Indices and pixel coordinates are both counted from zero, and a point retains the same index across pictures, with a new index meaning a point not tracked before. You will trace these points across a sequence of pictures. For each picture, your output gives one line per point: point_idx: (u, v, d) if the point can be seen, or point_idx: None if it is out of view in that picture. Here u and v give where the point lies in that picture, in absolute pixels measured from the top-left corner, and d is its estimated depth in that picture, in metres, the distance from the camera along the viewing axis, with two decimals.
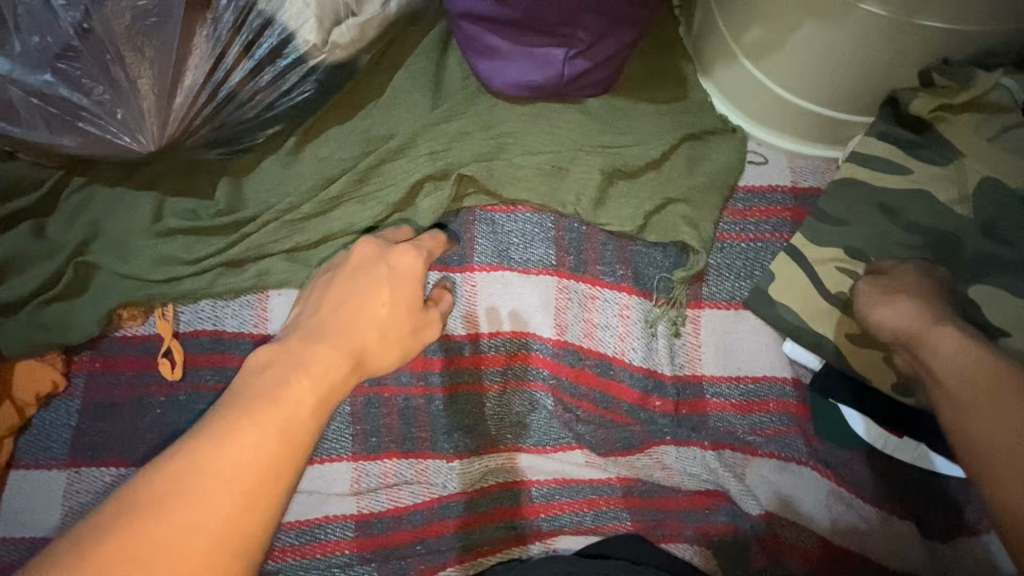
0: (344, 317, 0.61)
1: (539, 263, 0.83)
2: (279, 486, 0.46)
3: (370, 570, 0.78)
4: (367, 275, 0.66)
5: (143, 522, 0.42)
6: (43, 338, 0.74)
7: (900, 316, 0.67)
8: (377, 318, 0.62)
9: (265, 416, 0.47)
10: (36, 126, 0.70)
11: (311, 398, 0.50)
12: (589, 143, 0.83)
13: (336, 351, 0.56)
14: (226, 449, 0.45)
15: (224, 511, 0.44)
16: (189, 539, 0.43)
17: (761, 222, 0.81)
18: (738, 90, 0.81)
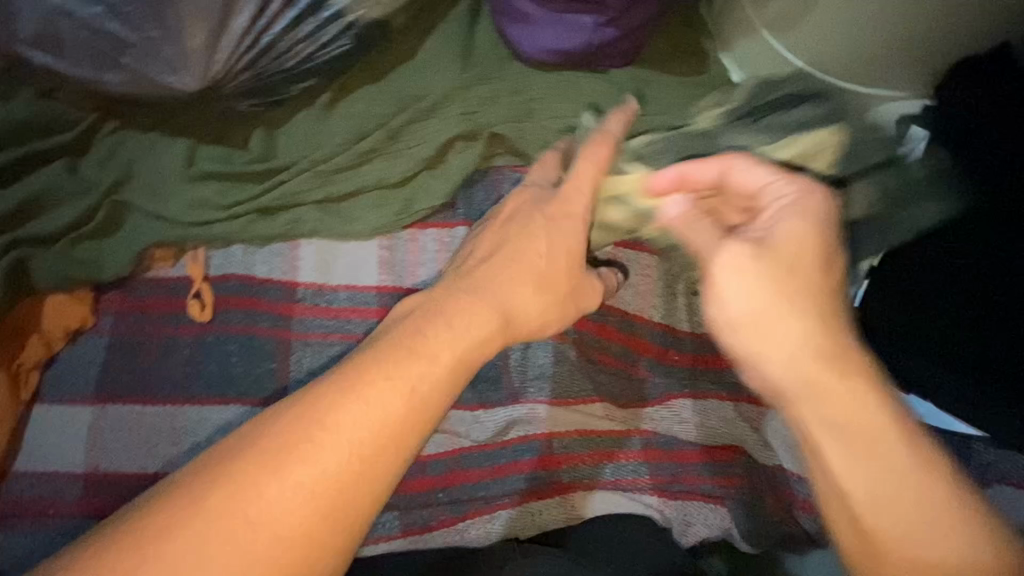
0: (515, 272, 0.67)
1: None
2: (387, 457, 0.51)
3: (392, 517, 0.78)
4: (541, 229, 0.70)
5: (284, 447, 0.50)
6: (75, 273, 0.75)
7: (789, 359, 0.57)
8: (543, 273, 0.68)
9: (398, 380, 0.54)
10: (81, 62, 0.71)
11: (453, 351, 0.58)
12: (613, 110, 0.86)
13: (494, 308, 0.64)
14: (353, 403, 0.52)
15: (340, 463, 0.49)
16: (311, 483, 0.48)
17: None
18: (760, 63, 0.84)
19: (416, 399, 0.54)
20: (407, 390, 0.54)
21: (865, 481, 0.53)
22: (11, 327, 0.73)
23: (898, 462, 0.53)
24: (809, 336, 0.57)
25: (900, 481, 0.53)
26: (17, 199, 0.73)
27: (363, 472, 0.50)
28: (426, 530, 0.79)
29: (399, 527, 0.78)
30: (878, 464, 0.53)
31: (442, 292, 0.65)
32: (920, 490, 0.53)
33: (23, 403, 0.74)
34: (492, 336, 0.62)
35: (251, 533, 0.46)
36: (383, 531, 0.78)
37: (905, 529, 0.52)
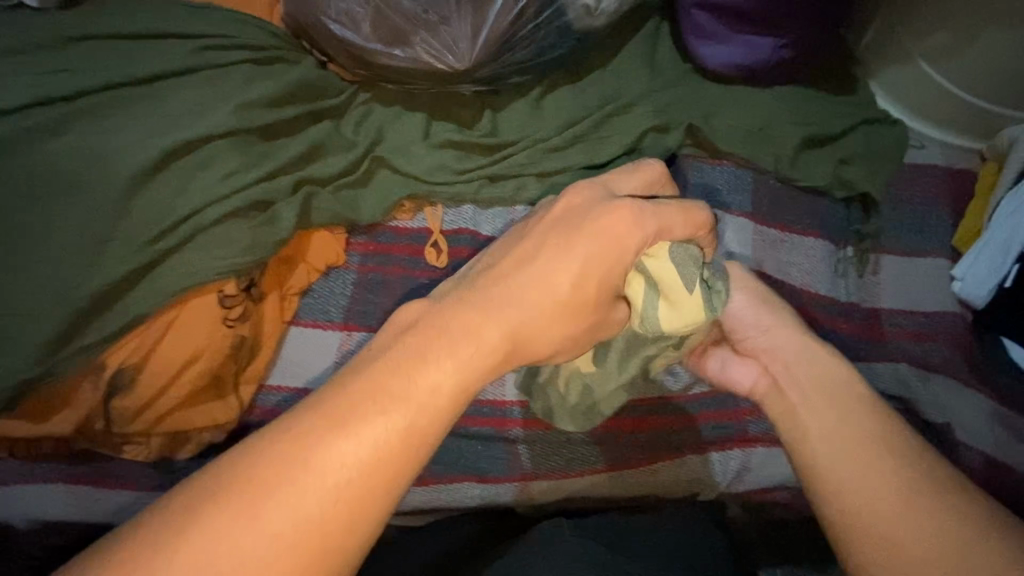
0: (551, 297, 0.54)
1: (738, 208, 0.96)
2: (387, 501, 0.43)
3: (596, 453, 0.85)
4: (571, 226, 0.57)
5: (262, 475, 0.41)
6: (341, 213, 0.85)
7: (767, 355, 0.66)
8: (541, 310, 0.53)
9: (396, 410, 0.44)
10: (375, 38, 0.85)
11: (452, 381, 0.47)
12: (785, 116, 0.99)
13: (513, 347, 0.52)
14: (349, 432, 0.42)
15: (359, 470, 0.42)
16: (329, 473, 0.41)
17: (924, 192, 0.98)
18: (907, 90, 1.00)
19: (409, 431, 0.44)
20: (397, 403, 0.44)
21: (861, 478, 0.53)
22: (284, 254, 0.82)
23: (893, 477, 0.52)
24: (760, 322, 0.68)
25: (881, 489, 0.52)
26: (300, 146, 0.83)
27: (370, 468, 0.42)
28: (624, 467, 0.86)
29: (604, 462, 0.85)
30: (867, 456, 0.54)
31: (450, 317, 0.50)
32: (909, 504, 0.51)
33: (285, 323, 0.81)
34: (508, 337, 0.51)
35: (272, 528, 0.39)
36: (589, 464, 0.85)
37: (879, 523, 0.51)
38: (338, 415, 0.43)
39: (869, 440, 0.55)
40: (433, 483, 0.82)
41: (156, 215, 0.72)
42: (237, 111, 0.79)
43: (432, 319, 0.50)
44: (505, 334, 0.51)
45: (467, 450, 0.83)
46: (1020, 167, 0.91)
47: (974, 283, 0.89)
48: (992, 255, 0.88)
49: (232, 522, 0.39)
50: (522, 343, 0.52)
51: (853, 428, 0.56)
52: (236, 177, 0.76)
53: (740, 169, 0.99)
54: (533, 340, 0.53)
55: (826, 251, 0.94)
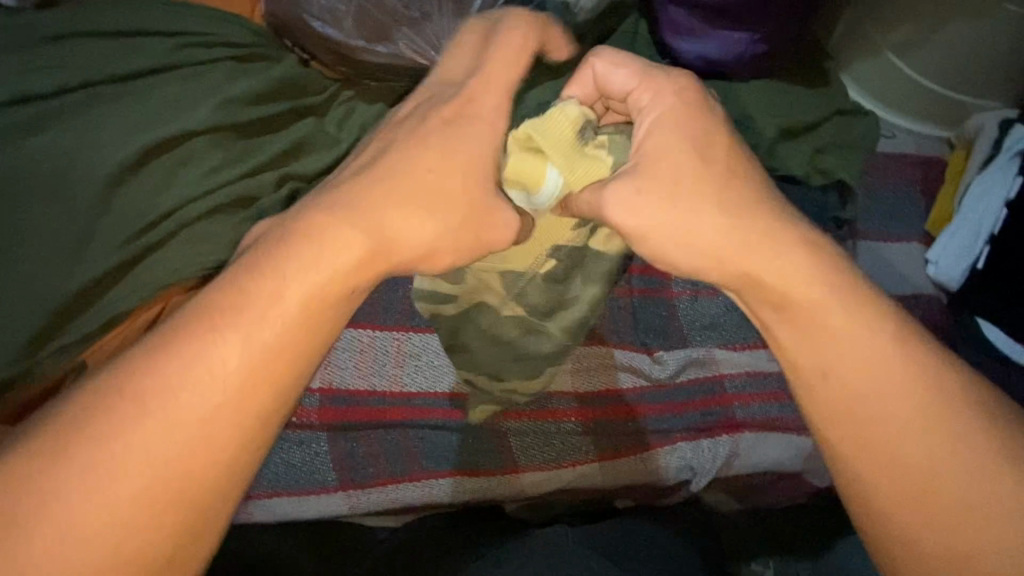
0: (421, 199, 0.52)
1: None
2: (249, 423, 0.43)
3: (588, 443, 0.86)
4: (438, 137, 0.55)
5: (91, 419, 0.40)
6: None
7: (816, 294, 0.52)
8: (404, 225, 0.51)
9: (242, 329, 0.43)
10: (358, 35, 0.86)
11: (296, 307, 0.45)
12: (764, 108, 1.01)
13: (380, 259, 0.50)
14: (195, 349, 0.43)
15: (211, 403, 0.42)
16: (176, 407, 0.41)
17: (897, 179, 1.01)
18: (877, 82, 1.04)
19: (255, 361, 0.43)
20: (241, 338, 0.43)
21: (893, 441, 0.48)
22: None
23: (938, 444, 0.48)
24: (720, 242, 0.54)
25: (914, 446, 0.48)
26: (284, 143, 0.83)
27: (229, 404, 0.42)
28: (614, 456, 0.86)
29: (594, 452, 0.85)
30: (911, 423, 0.48)
31: (302, 232, 0.48)
32: (948, 472, 0.47)
33: None
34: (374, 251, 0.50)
35: (130, 466, 0.40)
36: (578, 454, 0.85)
37: (910, 501, 0.47)
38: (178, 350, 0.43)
39: (912, 406, 0.48)
40: (425, 479, 0.81)
41: (137, 213, 0.71)
42: (218, 108, 0.78)
43: (290, 227, 0.48)
44: (370, 248, 0.49)
45: (452, 444, 0.82)
46: (986, 154, 0.94)
47: (947, 264, 0.92)
48: (963, 238, 0.91)
49: (78, 469, 0.39)
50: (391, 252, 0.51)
51: (891, 390, 0.49)
52: (218, 173, 0.76)
53: None
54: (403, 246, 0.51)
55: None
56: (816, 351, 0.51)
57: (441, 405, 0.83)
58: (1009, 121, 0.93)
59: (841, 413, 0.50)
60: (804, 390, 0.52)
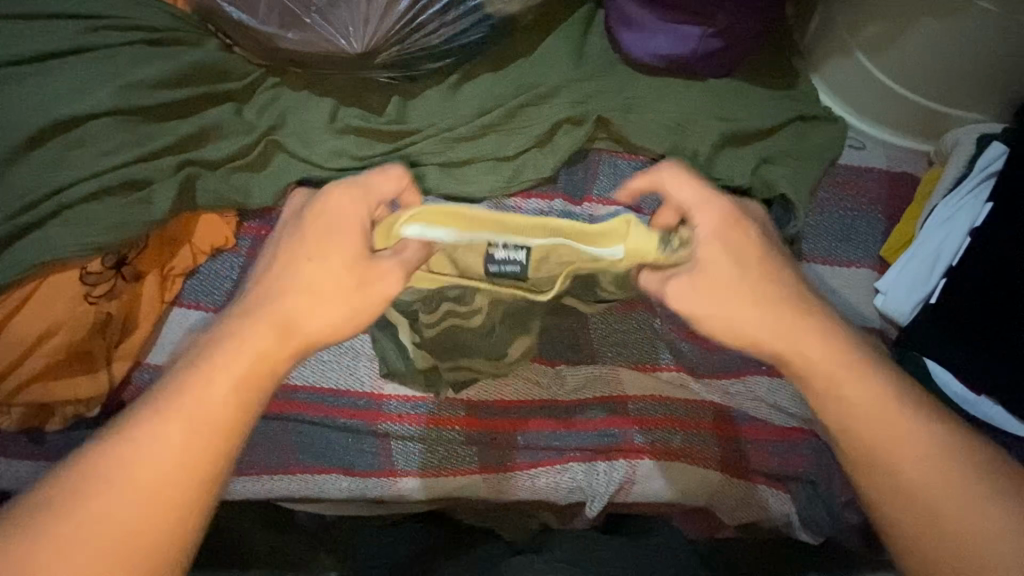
0: (338, 286, 0.57)
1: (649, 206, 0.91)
2: (196, 489, 0.50)
3: (473, 453, 0.83)
4: (310, 219, 0.59)
5: (67, 495, 0.49)
6: (228, 197, 0.84)
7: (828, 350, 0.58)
8: (309, 306, 0.56)
9: (178, 413, 0.51)
10: (271, 21, 0.84)
11: (226, 379, 0.52)
12: (711, 112, 0.93)
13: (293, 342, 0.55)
14: (140, 434, 0.50)
15: (167, 466, 0.49)
16: (134, 475, 0.49)
17: (857, 196, 0.89)
18: (849, 86, 0.93)
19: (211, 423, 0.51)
20: (181, 416, 0.51)
21: (926, 479, 0.54)
22: (169, 237, 0.82)
23: (945, 477, 0.54)
24: (766, 328, 0.59)
25: (927, 479, 0.54)
26: (190, 128, 0.83)
27: (175, 471, 0.50)
28: (499, 470, 0.83)
29: (478, 463, 0.82)
30: (927, 467, 0.54)
31: (206, 333, 0.55)
32: (966, 495, 0.54)
33: (165, 304, 0.81)
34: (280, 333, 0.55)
35: (95, 530, 0.48)
36: (462, 465, 0.82)
37: (950, 545, 0.53)
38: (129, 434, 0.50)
39: (921, 453, 0.55)
40: (302, 472, 0.81)
41: (26, 189, 0.74)
42: (121, 91, 0.79)
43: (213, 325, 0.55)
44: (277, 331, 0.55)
45: (331, 441, 0.82)
46: (958, 173, 0.82)
47: (897, 296, 0.81)
48: (916, 268, 0.81)
49: (52, 541, 0.47)
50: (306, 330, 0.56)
51: (897, 434, 0.56)
52: (115, 156, 0.78)
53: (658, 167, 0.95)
54: (308, 326, 0.56)
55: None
56: (846, 421, 0.57)
57: (326, 401, 0.82)
58: (987, 138, 0.82)
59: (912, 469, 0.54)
60: (843, 451, 0.58)
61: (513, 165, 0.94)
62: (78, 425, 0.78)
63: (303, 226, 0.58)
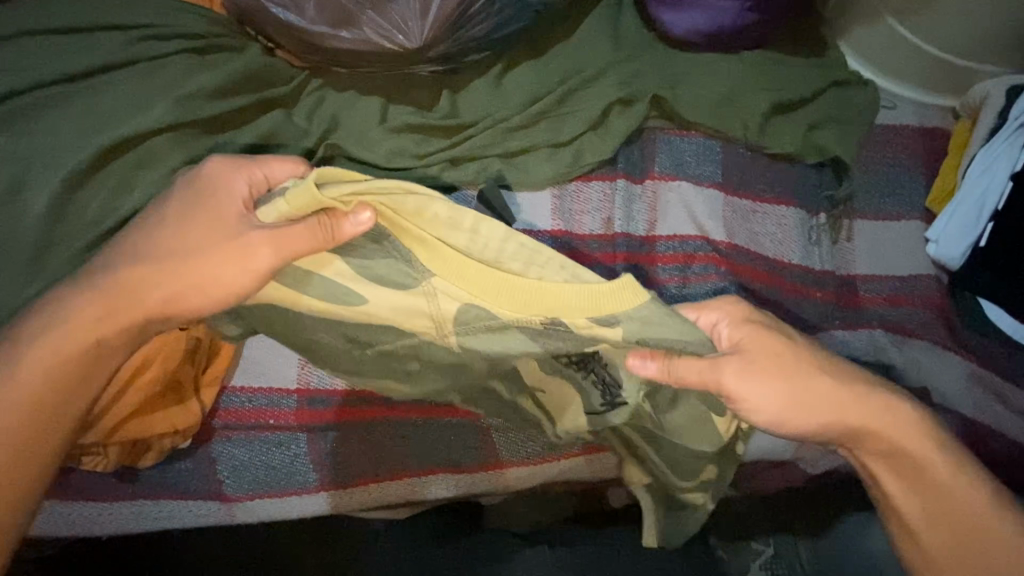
0: (225, 254, 0.60)
1: (709, 180, 0.93)
2: (52, 440, 0.62)
3: (574, 437, 0.84)
4: (184, 198, 0.64)
5: None
6: None
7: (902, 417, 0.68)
8: (177, 287, 0.62)
9: (21, 387, 0.62)
10: (322, 20, 0.82)
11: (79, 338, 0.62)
12: (755, 82, 0.95)
13: (121, 309, 0.63)
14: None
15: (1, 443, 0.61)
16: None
17: (896, 154, 0.96)
18: (878, 50, 0.97)
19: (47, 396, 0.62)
20: (14, 388, 0.62)
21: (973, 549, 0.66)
22: None
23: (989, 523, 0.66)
24: (829, 404, 0.66)
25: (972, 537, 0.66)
26: (248, 139, 0.80)
27: (21, 433, 0.61)
28: (602, 449, 0.84)
29: (581, 445, 0.84)
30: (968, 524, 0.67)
31: (49, 310, 0.63)
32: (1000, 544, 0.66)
33: None
34: (106, 306, 0.62)
35: None
36: (565, 448, 0.84)
37: None
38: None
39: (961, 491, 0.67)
40: (411, 476, 0.81)
41: (95, 217, 0.71)
42: (175, 106, 0.75)
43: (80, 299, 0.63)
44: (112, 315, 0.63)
45: (433, 441, 0.81)
46: (992, 124, 0.88)
47: (948, 243, 0.87)
48: (965, 216, 0.87)
49: None
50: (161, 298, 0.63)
51: (951, 497, 0.67)
52: (178, 174, 0.74)
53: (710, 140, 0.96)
54: (148, 297, 0.63)
55: (795, 224, 0.92)
56: (907, 479, 0.68)
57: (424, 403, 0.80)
58: (1016, 90, 0.88)
59: (950, 534, 0.66)
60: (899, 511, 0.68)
61: (570, 150, 0.94)
62: (172, 457, 0.77)
63: (183, 190, 0.64)
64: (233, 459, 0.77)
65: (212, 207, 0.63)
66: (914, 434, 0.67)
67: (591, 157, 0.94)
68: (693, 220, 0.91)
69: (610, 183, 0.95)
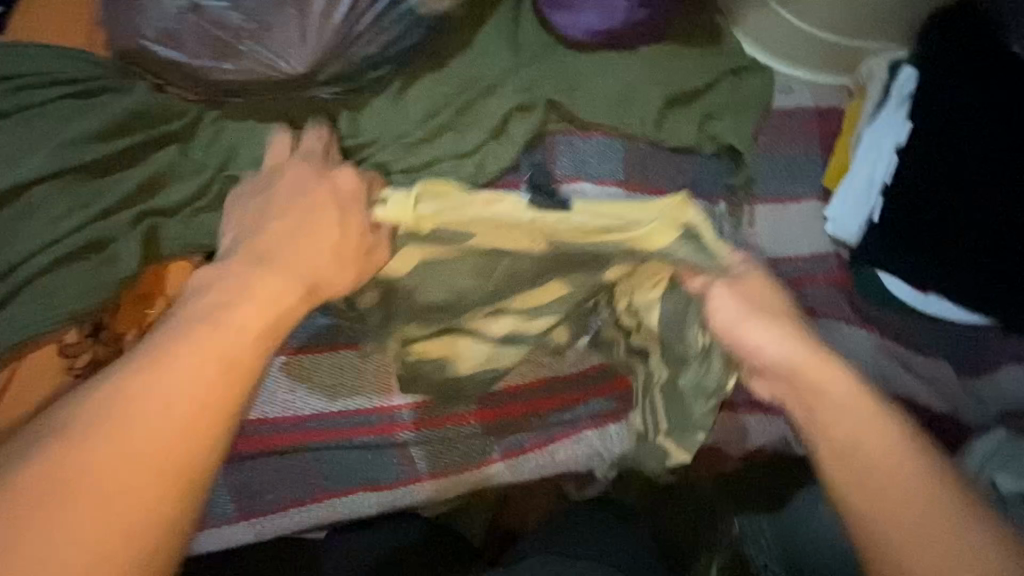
0: (321, 243, 0.69)
1: (610, 177, 0.96)
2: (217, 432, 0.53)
3: (492, 444, 0.86)
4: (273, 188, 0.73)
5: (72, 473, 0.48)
6: (197, 241, 0.83)
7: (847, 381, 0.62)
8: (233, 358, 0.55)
9: (159, 374, 0.53)
10: (199, 52, 0.79)
11: (255, 349, 0.57)
12: (652, 76, 0.96)
13: (209, 373, 0.54)
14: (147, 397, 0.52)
15: (126, 453, 0.50)
16: (96, 469, 0.49)
17: (794, 136, 0.98)
18: (772, 35, 0.98)
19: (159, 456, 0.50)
20: (153, 363, 0.53)
21: (918, 530, 0.55)
22: (139, 292, 0.81)
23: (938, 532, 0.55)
24: (797, 352, 0.64)
25: (924, 531, 0.55)
26: (140, 178, 0.82)
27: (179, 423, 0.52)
28: (520, 453, 0.86)
29: (498, 450, 0.86)
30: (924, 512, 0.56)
31: (189, 312, 0.57)
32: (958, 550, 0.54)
33: None
34: (226, 368, 0.55)
35: (94, 502, 0.48)
36: (483, 456, 0.85)
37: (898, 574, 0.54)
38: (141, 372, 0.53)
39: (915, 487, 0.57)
40: (333, 497, 0.82)
41: None
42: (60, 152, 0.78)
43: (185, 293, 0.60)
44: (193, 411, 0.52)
45: (345, 464, 0.82)
46: (878, 99, 0.91)
47: (844, 221, 0.90)
48: (859, 191, 0.89)
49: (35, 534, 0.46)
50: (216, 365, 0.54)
51: (899, 477, 0.57)
52: (69, 220, 0.78)
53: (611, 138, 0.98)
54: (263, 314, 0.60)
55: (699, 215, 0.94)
56: (841, 453, 0.59)
57: (336, 425, 0.82)
58: (898, 65, 0.92)
59: (883, 512, 0.56)
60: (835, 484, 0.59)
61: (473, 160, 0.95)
62: None
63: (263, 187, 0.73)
64: None
65: (324, 222, 0.71)
66: (869, 422, 0.60)
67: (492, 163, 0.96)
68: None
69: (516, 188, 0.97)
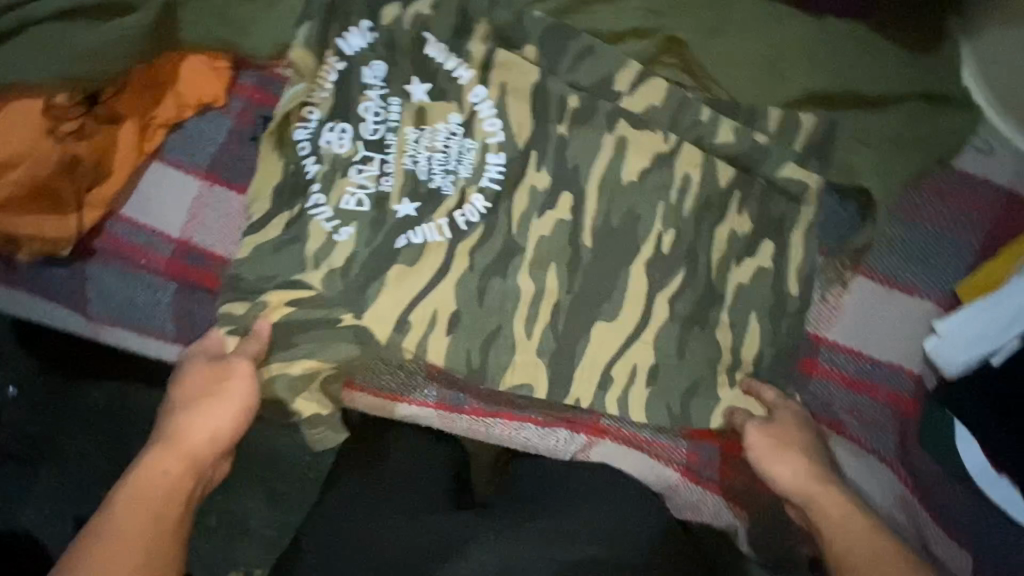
0: (160, 497, 0.59)
1: (686, 170, 0.74)
2: (171, 541, 0.57)
3: (431, 387, 0.78)
4: (202, 391, 0.66)
5: (136, 512, 0.57)
6: (219, 34, 0.74)
7: (793, 476, 0.65)
8: (205, 428, 0.64)
9: (138, 502, 0.57)
10: None
11: (168, 488, 0.59)
12: (816, 56, 0.72)
13: (175, 456, 0.61)
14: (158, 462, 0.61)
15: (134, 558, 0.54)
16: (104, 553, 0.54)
17: (954, 211, 0.73)
18: (1009, 62, 0.72)
19: (166, 481, 0.60)
20: (120, 531, 0.55)
21: (845, 529, 0.60)
22: (151, 78, 0.75)
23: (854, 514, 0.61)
24: (795, 475, 0.65)
25: (861, 535, 0.59)
26: None
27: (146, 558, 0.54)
28: (456, 411, 0.78)
29: (435, 399, 0.78)
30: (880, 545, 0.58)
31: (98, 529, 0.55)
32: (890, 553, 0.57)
33: (143, 157, 0.76)
34: (186, 464, 0.61)
35: (128, 552, 0.54)
36: (419, 397, 0.78)
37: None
38: (133, 513, 0.57)
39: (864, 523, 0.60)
40: None
41: None
42: None
43: (147, 460, 0.61)
44: (184, 463, 0.61)
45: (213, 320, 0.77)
46: None
47: (954, 346, 0.69)
48: (993, 319, 0.67)
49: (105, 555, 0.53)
50: (186, 442, 0.62)
51: (848, 521, 0.61)
52: None
53: (656, 152, 0.74)
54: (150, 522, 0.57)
55: (775, 267, 0.73)
56: (837, 521, 0.61)
57: (210, 273, 0.77)
58: None
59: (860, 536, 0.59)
60: (818, 517, 0.62)
61: (536, 84, 0.75)
62: (48, 262, 0.77)
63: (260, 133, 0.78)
64: (101, 284, 0.77)
65: (186, 446, 0.62)
66: (831, 494, 0.63)
67: (550, 99, 0.75)
68: (649, 220, 0.73)
69: (511, 146, 0.75)
